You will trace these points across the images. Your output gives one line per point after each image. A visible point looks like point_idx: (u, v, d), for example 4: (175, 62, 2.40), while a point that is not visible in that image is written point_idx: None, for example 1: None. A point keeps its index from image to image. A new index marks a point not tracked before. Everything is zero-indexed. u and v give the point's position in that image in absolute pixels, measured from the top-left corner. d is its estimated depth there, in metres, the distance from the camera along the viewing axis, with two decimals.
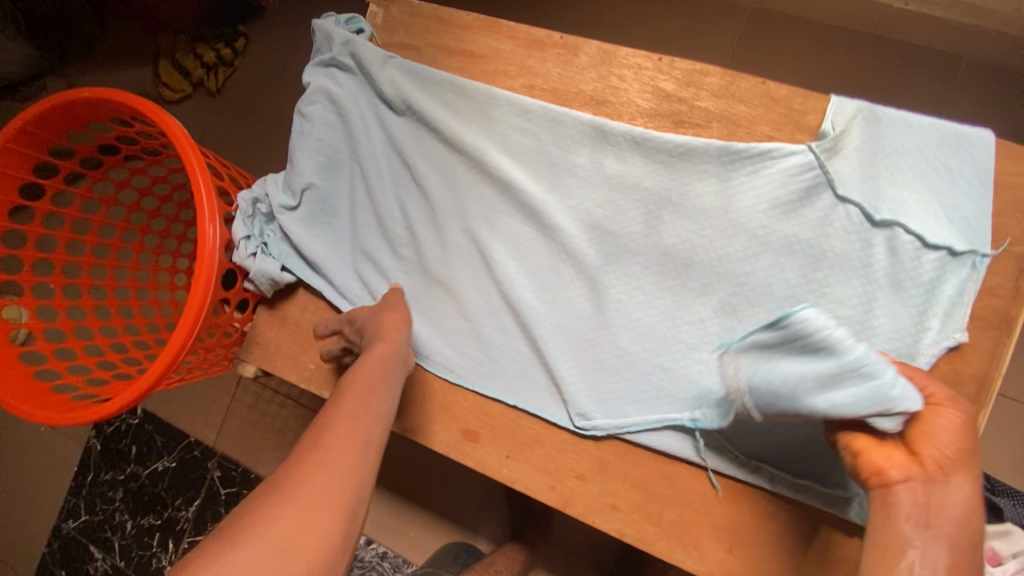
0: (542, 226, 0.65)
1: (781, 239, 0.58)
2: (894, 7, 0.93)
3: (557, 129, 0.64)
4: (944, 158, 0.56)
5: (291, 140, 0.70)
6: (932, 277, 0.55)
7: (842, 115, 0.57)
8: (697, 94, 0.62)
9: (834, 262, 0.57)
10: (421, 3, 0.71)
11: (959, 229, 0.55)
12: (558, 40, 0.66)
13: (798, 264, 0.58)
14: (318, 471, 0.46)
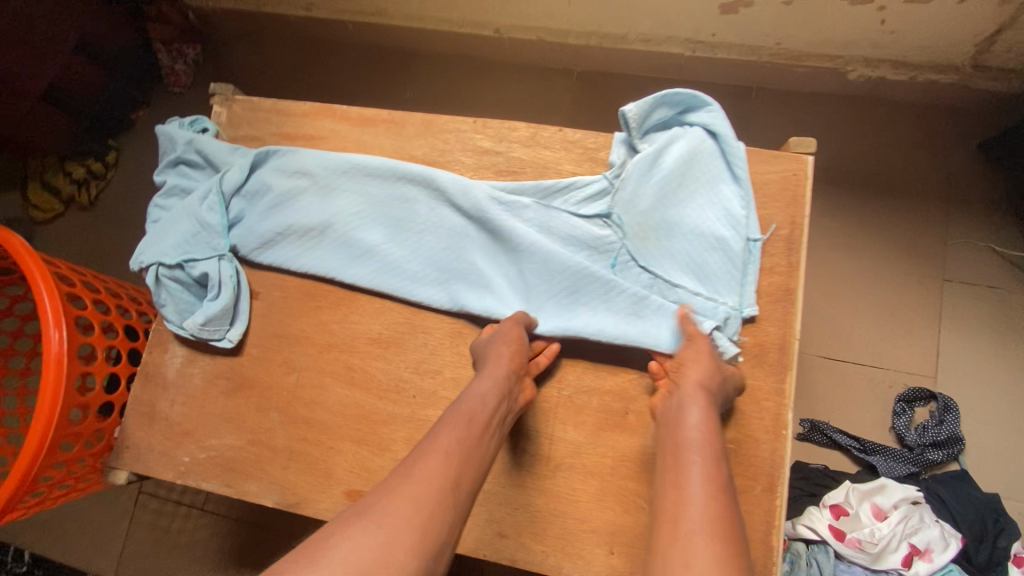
0: (391, 274, 0.69)
1: (597, 251, 0.66)
2: (685, 57, 1.08)
3: (392, 190, 0.71)
4: (706, 157, 0.65)
5: (149, 229, 0.72)
6: (719, 258, 0.63)
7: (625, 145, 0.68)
8: (509, 146, 0.71)
9: (640, 258, 0.64)
10: (261, 100, 0.78)
11: (736, 222, 0.63)
12: (386, 117, 0.74)
13: (617, 269, 0.65)
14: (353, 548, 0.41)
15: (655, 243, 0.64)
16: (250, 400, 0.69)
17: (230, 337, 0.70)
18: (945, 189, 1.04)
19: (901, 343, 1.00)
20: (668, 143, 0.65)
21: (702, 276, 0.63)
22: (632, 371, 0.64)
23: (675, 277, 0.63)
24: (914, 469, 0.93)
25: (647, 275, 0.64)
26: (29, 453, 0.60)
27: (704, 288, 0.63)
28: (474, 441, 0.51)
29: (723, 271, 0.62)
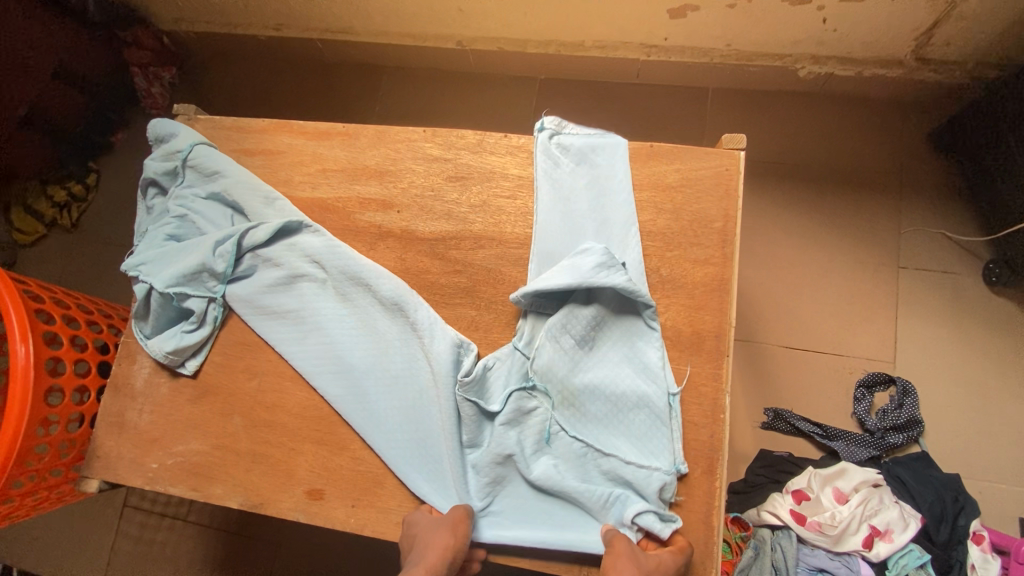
0: (343, 396, 0.68)
1: (530, 414, 0.64)
2: (641, 61, 1.12)
3: (333, 324, 0.71)
4: (613, 312, 0.65)
5: (148, 237, 0.73)
6: (649, 412, 0.62)
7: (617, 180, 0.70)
8: (458, 153, 0.74)
9: (568, 428, 0.63)
10: (222, 118, 0.81)
11: (655, 378, 0.63)
12: (340, 130, 0.77)
13: (550, 434, 0.64)
14: None
15: (578, 410, 0.64)
16: (216, 406, 0.72)
17: (189, 367, 0.72)
18: (897, 180, 1.07)
19: (860, 330, 1.03)
20: (578, 294, 0.65)
21: (633, 437, 0.62)
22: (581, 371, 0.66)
23: (608, 447, 0.62)
24: (875, 452, 0.95)
25: (579, 445, 0.63)
26: (0, 462, 0.63)
27: (636, 453, 0.62)
28: None
29: (647, 432, 0.62)
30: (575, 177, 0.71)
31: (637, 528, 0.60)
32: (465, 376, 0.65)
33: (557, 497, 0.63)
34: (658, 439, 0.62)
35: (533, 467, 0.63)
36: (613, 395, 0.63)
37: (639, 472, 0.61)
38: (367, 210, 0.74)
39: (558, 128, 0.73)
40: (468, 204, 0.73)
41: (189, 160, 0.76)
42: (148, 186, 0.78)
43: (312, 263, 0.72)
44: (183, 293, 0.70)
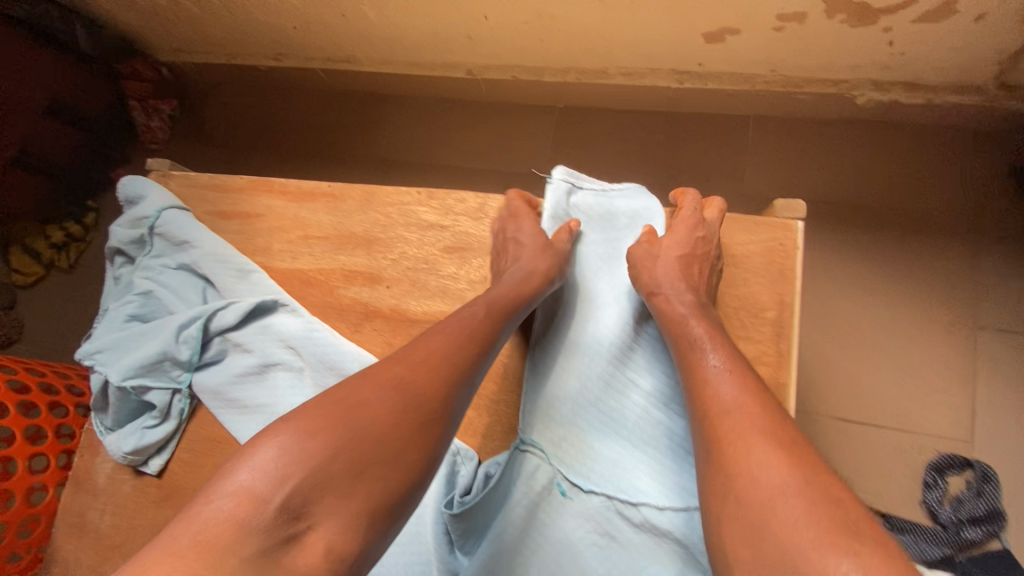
0: None
1: (532, 516, 0.53)
2: (672, 88, 0.98)
3: None
4: (615, 350, 0.57)
5: (108, 319, 0.65)
6: (669, 504, 0.51)
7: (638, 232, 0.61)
8: (456, 220, 0.64)
9: (587, 507, 0.53)
10: (199, 174, 0.73)
11: (670, 469, 0.53)
12: (325, 190, 0.68)
13: (559, 537, 0.52)
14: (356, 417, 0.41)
15: (586, 455, 0.55)
16: (180, 512, 0.63)
17: (152, 467, 0.64)
18: (971, 223, 0.92)
19: (929, 403, 0.88)
20: (577, 333, 0.59)
21: (666, 500, 0.51)
22: (590, 460, 0.54)
23: (631, 495, 0.52)
24: (951, 552, 0.80)
25: (598, 498, 0.53)
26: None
27: (667, 496, 0.51)
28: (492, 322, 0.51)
29: (672, 467, 0.53)
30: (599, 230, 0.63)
31: None
32: (464, 495, 0.54)
33: None
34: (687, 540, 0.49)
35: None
36: (624, 483, 0.53)
37: None
38: (352, 285, 0.64)
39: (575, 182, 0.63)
40: (467, 280, 0.62)
41: (156, 228, 0.68)
42: (114, 254, 0.70)
43: (288, 351, 0.62)
44: (142, 385, 0.61)
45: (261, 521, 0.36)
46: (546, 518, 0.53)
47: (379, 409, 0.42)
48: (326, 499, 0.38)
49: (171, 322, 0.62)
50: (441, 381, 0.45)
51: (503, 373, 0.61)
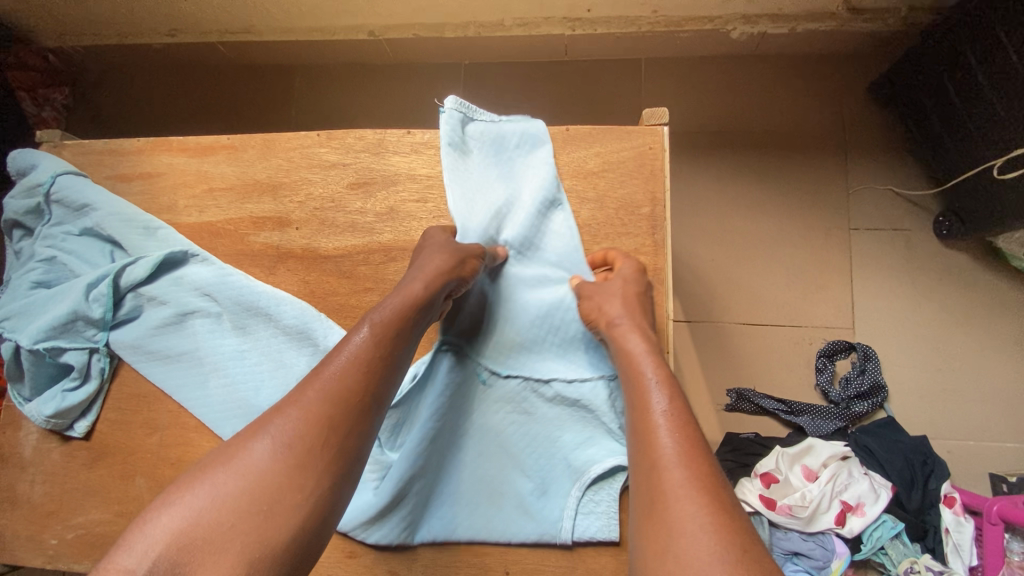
0: None
1: (464, 401, 0.59)
2: (567, 36, 1.04)
3: (237, 365, 0.63)
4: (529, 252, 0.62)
5: (13, 290, 0.64)
6: (585, 379, 0.57)
7: (534, 148, 0.64)
8: (357, 157, 0.66)
9: (514, 389, 0.59)
10: (93, 141, 0.72)
11: (586, 350, 0.59)
12: (225, 142, 0.69)
13: (489, 414, 0.59)
14: (277, 439, 0.41)
15: (511, 345, 0.60)
16: (113, 470, 0.64)
17: (78, 430, 0.64)
18: (837, 137, 1.03)
19: (815, 299, 0.99)
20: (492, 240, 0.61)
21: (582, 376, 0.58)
22: (513, 354, 0.60)
23: (547, 374, 0.59)
24: (840, 424, 0.92)
25: (522, 381, 0.59)
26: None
27: (576, 371, 0.58)
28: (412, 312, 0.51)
29: (588, 348, 0.59)
30: (500, 152, 0.64)
31: (591, 516, 0.55)
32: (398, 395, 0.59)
33: (498, 482, 0.58)
34: (600, 409, 0.56)
35: (473, 447, 0.59)
36: (546, 366, 0.59)
37: (584, 450, 0.57)
38: (263, 230, 0.66)
39: (465, 111, 0.64)
40: (374, 213, 0.65)
41: (53, 195, 0.67)
42: (12, 228, 0.69)
43: (204, 297, 0.64)
44: (56, 347, 0.61)
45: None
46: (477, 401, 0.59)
47: (274, 457, 0.40)
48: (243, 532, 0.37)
49: (79, 283, 0.62)
50: (336, 421, 0.43)
51: None
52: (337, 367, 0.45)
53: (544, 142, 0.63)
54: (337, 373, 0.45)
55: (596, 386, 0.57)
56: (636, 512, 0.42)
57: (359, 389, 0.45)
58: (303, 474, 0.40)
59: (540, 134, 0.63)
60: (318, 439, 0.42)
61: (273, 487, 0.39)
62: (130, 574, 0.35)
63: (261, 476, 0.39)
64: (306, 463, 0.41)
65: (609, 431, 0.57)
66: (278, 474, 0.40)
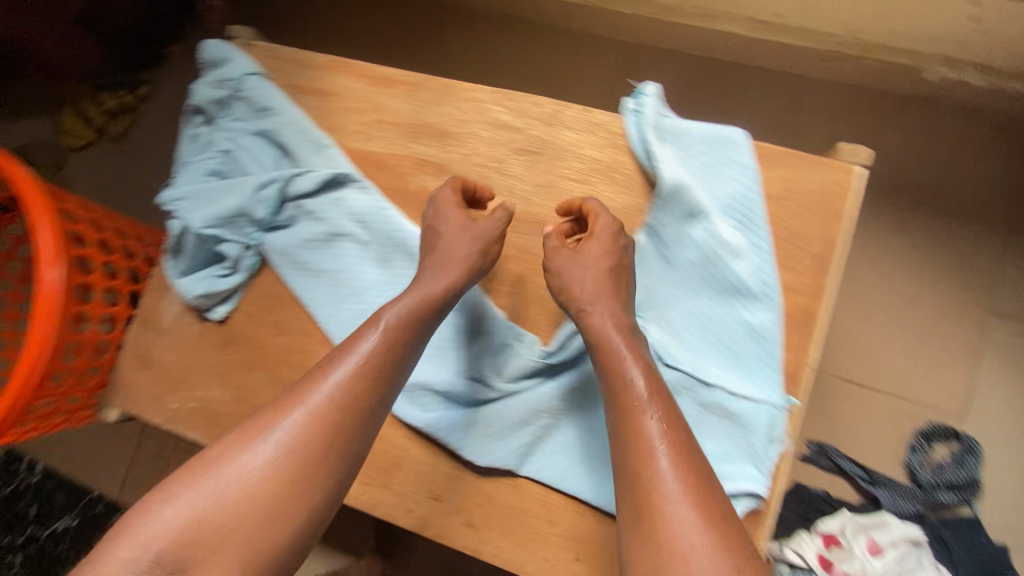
0: None
1: None
2: (744, 38, 0.98)
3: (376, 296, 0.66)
4: (730, 253, 0.58)
5: (188, 171, 0.68)
6: (748, 395, 0.56)
7: (727, 150, 0.60)
8: (529, 123, 0.66)
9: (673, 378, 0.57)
10: (280, 47, 0.74)
11: (757, 370, 0.57)
12: (404, 77, 0.70)
13: None
14: (258, 463, 0.47)
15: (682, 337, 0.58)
16: (239, 357, 0.69)
17: (217, 313, 0.69)
18: (1007, 212, 0.94)
19: (929, 376, 0.93)
20: (687, 231, 0.59)
21: (746, 392, 0.56)
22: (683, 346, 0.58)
23: (711, 378, 0.57)
24: (921, 508, 0.87)
25: (683, 375, 0.57)
26: (26, 373, 0.60)
27: (745, 386, 0.56)
28: (399, 350, 0.53)
29: (760, 367, 0.57)
30: (692, 146, 0.61)
31: None
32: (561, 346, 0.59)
33: None
34: (750, 430, 0.56)
35: None
36: (709, 370, 0.57)
37: (721, 462, 0.56)
38: (422, 173, 0.68)
39: (659, 99, 0.62)
40: (534, 183, 0.65)
41: (240, 92, 0.71)
42: (194, 112, 0.73)
43: (357, 224, 0.67)
44: (219, 236, 0.66)
45: (141, 568, 0.43)
46: None
47: (245, 483, 0.46)
48: (208, 554, 0.44)
49: (252, 182, 0.66)
50: (308, 452, 0.48)
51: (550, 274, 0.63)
52: (330, 373, 0.51)
53: (740, 147, 0.59)
54: (329, 392, 0.50)
55: (757, 408, 0.56)
56: (637, 524, 0.46)
57: (369, 380, 0.51)
58: (290, 486, 0.47)
59: (736, 138, 0.60)
60: (300, 465, 0.48)
61: (250, 511, 0.46)
62: (136, 559, 0.44)
63: (296, 445, 0.48)
64: (306, 470, 0.47)
65: (752, 454, 0.55)
66: (259, 493, 0.46)
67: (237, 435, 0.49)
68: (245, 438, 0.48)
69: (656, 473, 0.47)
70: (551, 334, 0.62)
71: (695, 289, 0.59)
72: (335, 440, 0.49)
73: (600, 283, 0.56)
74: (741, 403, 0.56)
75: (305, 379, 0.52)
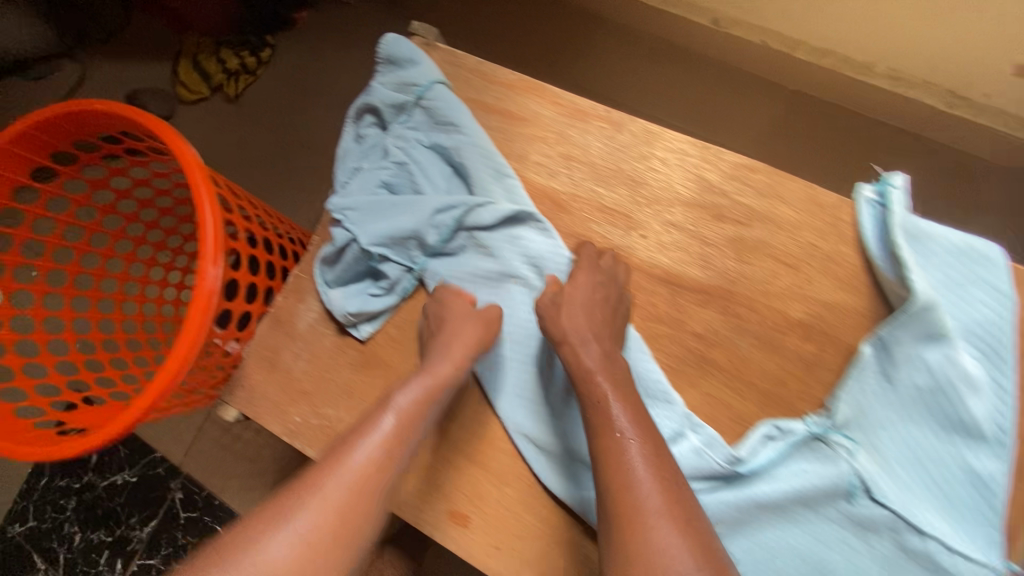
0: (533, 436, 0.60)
1: (817, 493, 0.52)
2: (935, 110, 0.90)
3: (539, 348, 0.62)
4: (971, 387, 0.50)
5: (357, 179, 0.64)
6: (966, 553, 0.49)
7: (978, 267, 0.52)
8: (740, 189, 0.59)
9: (878, 514, 0.51)
10: (465, 55, 0.69)
11: (978, 525, 0.49)
12: (602, 113, 0.64)
13: (834, 519, 0.52)
14: (278, 549, 0.40)
15: (892, 470, 0.52)
16: (376, 382, 0.65)
17: (361, 332, 0.65)
18: None
19: None
20: (924, 353, 0.51)
21: (965, 549, 0.49)
22: (893, 480, 0.51)
23: (922, 524, 0.50)
24: None
25: (891, 513, 0.50)
26: (171, 367, 0.56)
27: (964, 542, 0.49)
28: (423, 421, 0.50)
29: (983, 524, 0.49)
30: (939, 255, 0.53)
31: None
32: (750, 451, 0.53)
33: None
34: None
35: (799, 540, 0.52)
36: (920, 513, 0.50)
37: None
38: (606, 223, 0.62)
39: (903, 192, 0.54)
40: (738, 257, 0.58)
41: (424, 100, 0.65)
42: (365, 111, 0.68)
43: (530, 269, 0.62)
44: (384, 255, 0.62)
45: None
46: (829, 501, 0.52)
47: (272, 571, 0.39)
48: None
49: (428, 205, 0.62)
50: (341, 533, 0.42)
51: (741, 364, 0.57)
52: (357, 442, 0.47)
53: (998, 267, 0.52)
54: (360, 466, 0.45)
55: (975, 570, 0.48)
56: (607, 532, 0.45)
57: (411, 432, 0.49)
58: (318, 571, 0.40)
59: (993, 254, 0.52)
60: (326, 550, 0.41)
61: None
62: None
63: (336, 503, 0.43)
64: (336, 551, 0.42)
65: None
66: None
67: (252, 515, 0.43)
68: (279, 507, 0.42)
69: (636, 488, 0.45)
70: (738, 437, 0.55)
71: (917, 419, 0.52)
72: (365, 515, 0.44)
73: (584, 330, 0.55)
74: (954, 560, 0.49)
75: (341, 441, 0.48)
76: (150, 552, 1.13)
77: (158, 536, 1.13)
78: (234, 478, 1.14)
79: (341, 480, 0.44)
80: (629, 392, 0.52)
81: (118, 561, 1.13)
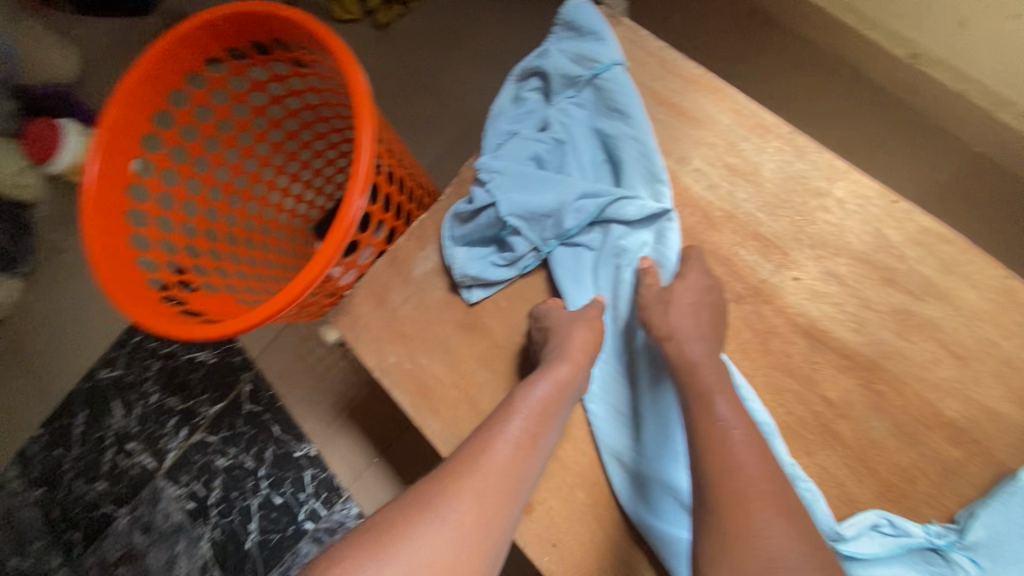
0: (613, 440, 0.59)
1: None
2: None
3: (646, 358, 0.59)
4: None
5: (511, 147, 0.64)
6: None
7: None
8: (922, 257, 0.53)
9: None
10: (649, 36, 0.64)
11: None
12: (784, 133, 0.58)
13: None
14: (433, 538, 0.41)
15: None
16: (476, 346, 0.66)
17: (471, 296, 0.66)
18: None
19: None
20: None
21: None
22: None
23: None
24: None
25: None
26: (300, 283, 0.60)
27: None
28: (547, 420, 0.50)
29: None
30: None
31: None
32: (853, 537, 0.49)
33: None
34: None
35: None
36: None
37: None
38: (757, 254, 0.57)
39: None
40: (897, 330, 0.53)
41: (599, 80, 0.62)
42: (535, 77, 0.66)
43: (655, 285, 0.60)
44: (517, 229, 0.61)
45: None
46: None
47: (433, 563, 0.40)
48: None
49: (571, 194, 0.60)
50: (487, 526, 0.43)
51: (867, 443, 0.52)
52: (492, 438, 0.47)
53: None
54: (499, 464, 0.46)
55: None
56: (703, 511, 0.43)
57: (539, 429, 0.49)
58: (472, 561, 0.41)
59: None
60: (477, 543, 0.42)
61: None
62: None
63: (481, 501, 0.43)
64: (484, 545, 0.42)
65: None
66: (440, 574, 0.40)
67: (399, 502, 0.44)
68: (427, 504, 0.42)
69: (739, 462, 0.44)
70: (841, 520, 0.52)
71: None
72: (506, 509, 0.45)
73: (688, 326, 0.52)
74: None
75: (469, 438, 0.49)
76: (212, 429, 1.22)
77: (222, 418, 1.22)
78: (297, 386, 1.20)
79: (484, 476, 0.45)
80: (727, 382, 0.49)
81: (184, 428, 1.23)
